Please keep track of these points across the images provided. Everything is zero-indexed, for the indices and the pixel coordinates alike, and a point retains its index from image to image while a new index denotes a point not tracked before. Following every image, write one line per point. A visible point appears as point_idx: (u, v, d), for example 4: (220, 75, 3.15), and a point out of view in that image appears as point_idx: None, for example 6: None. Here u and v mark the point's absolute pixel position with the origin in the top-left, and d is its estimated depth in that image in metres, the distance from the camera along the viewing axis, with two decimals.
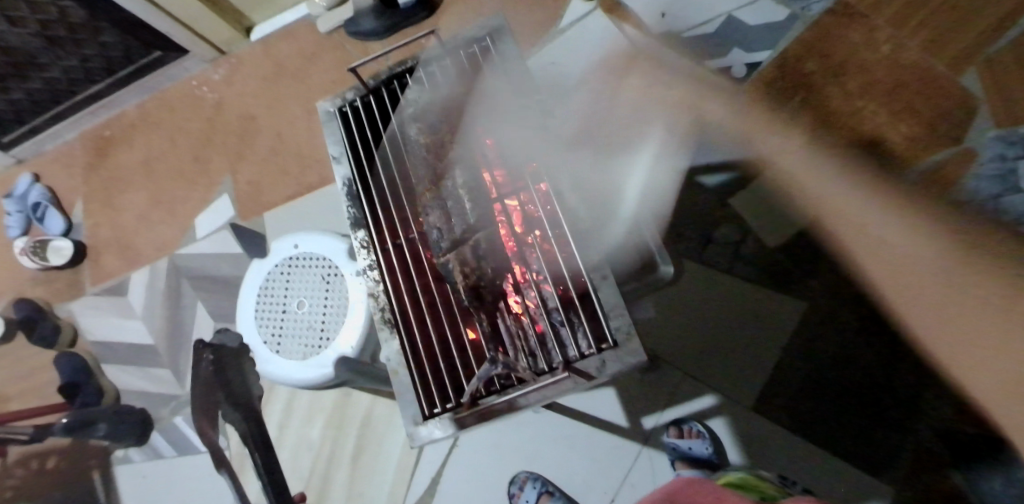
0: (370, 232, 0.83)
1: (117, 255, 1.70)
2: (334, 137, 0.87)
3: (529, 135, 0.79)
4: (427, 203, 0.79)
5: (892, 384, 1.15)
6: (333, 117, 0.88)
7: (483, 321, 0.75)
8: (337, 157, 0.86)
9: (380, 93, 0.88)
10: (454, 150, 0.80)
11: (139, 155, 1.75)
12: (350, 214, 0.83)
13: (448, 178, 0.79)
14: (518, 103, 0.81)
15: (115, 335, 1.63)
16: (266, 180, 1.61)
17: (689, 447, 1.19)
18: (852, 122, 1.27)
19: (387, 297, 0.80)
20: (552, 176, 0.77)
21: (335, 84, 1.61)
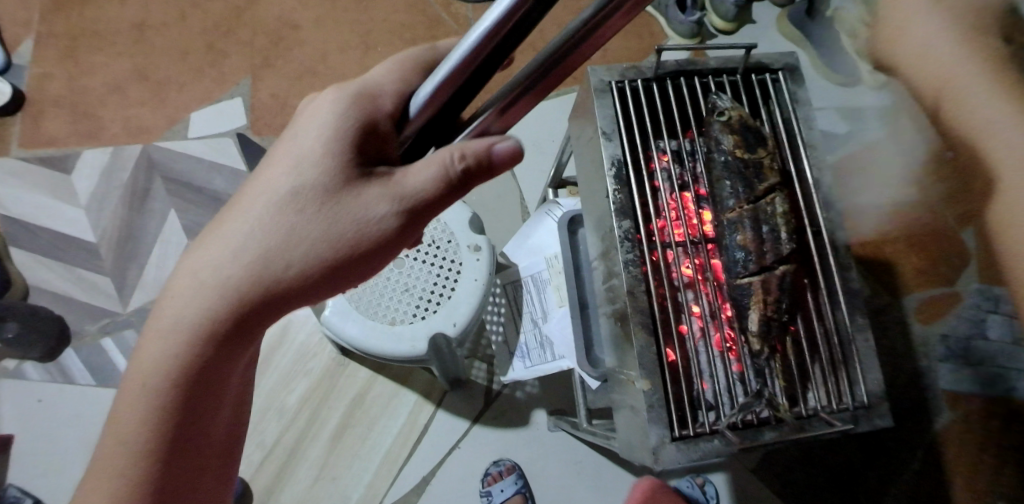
0: (635, 226, 0.72)
1: (67, 120, 1.35)
2: (607, 112, 0.73)
3: (812, 184, 0.75)
4: (736, 219, 0.72)
5: (866, 475, 1.32)
6: (608, 90, 0.74)
7: (763, 352, 0.71)
8: (607, 133, 0.73)
9: (662, 83, 0.76)
10: (773, 175, 0.73)
11: (132, 15, 1.42)
12: (616, 199, 0.72)
13: (764, 202, 0.72)
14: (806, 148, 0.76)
15: (42, 218, 1.30)
16: (296, 99, 1.40)
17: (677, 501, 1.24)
18: (878, 242, 1.45)
19: (647, 298, 0.70)
20: (833, 231, 0.73)
21: (405, 28, 1.47)
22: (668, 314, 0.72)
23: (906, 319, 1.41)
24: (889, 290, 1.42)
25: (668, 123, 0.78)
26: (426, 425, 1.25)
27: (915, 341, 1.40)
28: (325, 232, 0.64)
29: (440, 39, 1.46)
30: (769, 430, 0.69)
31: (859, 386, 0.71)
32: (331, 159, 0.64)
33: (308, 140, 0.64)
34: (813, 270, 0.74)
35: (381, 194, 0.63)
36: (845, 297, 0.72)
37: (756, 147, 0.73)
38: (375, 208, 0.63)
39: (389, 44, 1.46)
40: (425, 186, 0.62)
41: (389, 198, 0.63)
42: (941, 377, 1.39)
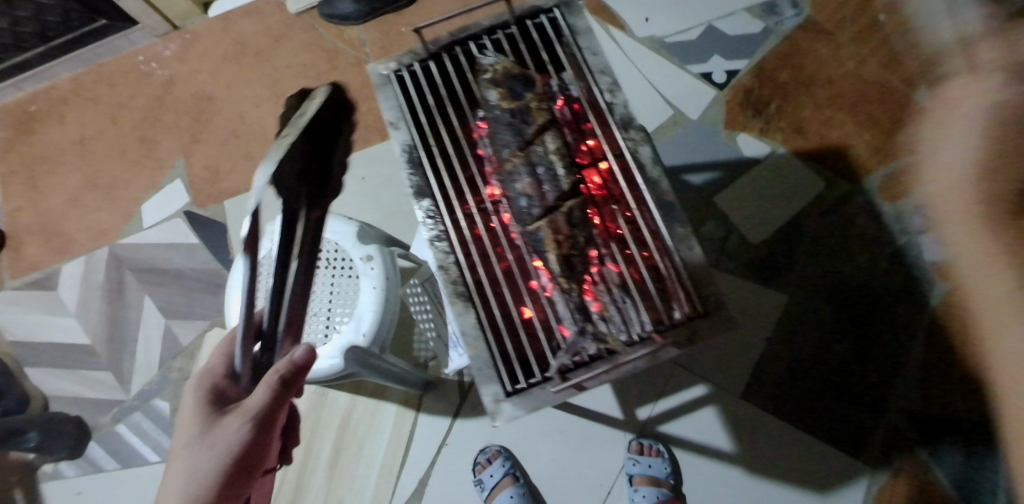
0: (434, 201, 0.72)
1: (43, 242, 1.49)
2: (390, 102, 0.74)
3: (604, 110, 0.72)
4: (514, 169, 0.69)
5: (866, 370, 1.26)
6: (387, 80, 0.76)
7: (575, 289, 0.68)
8: (393, 121, 0.74)
9: (440, 58, 0.76)
10: (543, 115, 0.70)
11: (72, 133, 1.55)
12: (412, 183, 0.72)
13: (536, 144, 0.70)
14: (591, 77, 0.73)
15: (41, 334, 1.44)
16: (226, 164, 1.49)
17: (648, 464, 1.21)
18: (822, 130, 1.38)
19: (456, 269, 0.70)
20: (633, 149, 0.71)
21: (307, 67, 1.53)
22: (485, 277, 0.71)
23: (873, 202, 1.33)
24: (845, 177, 1.35)
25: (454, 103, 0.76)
26: (412, 432, 1.30)
27: (887, 220, 1.32)
28: (213, 469, 0.67)
29: (341, 68, 1.52)
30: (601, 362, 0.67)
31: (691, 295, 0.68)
32: (195, 423, 0.69)
33: (180, 426, 0.70)
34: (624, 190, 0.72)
35: (237, 421, 0.68)
36: (656, 209, 0.70)
37: (523, 93, 0.71)
38: (235, 432, 0.68)
39: (297, 86, 1.52)
40: (265, 395, 0.68)
41: (243, 419, 0.68)
42: (926, 249, 1.29)
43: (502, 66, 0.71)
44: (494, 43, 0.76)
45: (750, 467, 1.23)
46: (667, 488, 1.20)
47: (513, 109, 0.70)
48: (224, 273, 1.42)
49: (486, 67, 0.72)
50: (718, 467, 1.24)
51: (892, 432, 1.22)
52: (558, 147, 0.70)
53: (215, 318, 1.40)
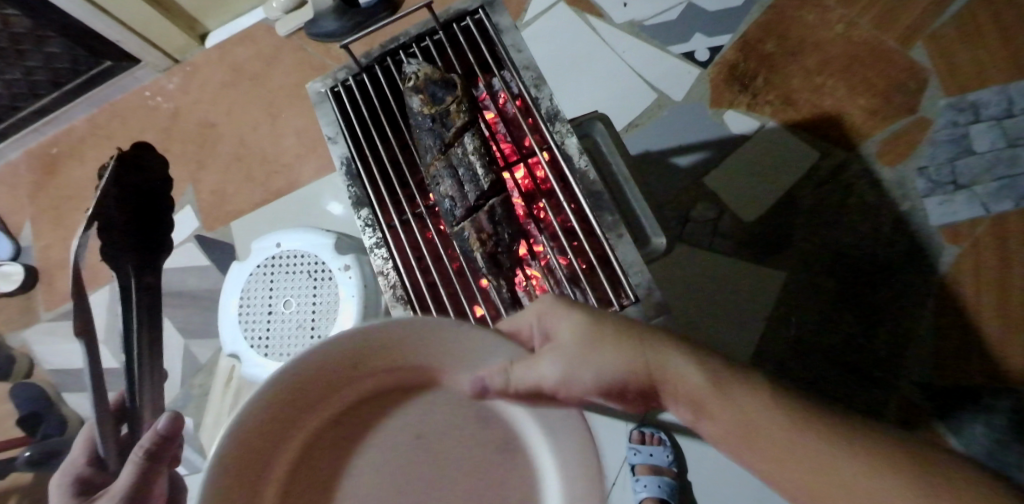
0: (374, 211, 0.76)
1: (72, 276, 1.59)
2: (328, 119, 0.79)
3: (531, 105, 0.74)
4: (436, 172, 0.73)
5: (873, 342, 1.21)
6: (325, 97, 0.80)
7: (503, 285, 0.72)
8: (332, 137, 0.78)
9: (374, 71, 0.80)
10: (461, 117, 0.73)
11: (91, 170, 1.65)
12: (350, 193, 0.76)
13: (456, 147, 0.73)
14: (517, 73, 0.75)
15: (74, 361, 1.53)
16: (231, 187, 1.56)
17: (649, 453, 1.21)
18: (814, 98, 1.33)
19: (396, 273, 0.74)
20: (559, 142, 0.73)
21: (300, 87, 1.59)
22: (426, 280, 0.75)
23: (871, 168, 1.27)
24: (841, 145, 1.30)
25: (389, 117, 0.80)
26: None
27: (889, 187, 1.26)
28: None
29: None
30: None
31: (623, 285, 0.69)
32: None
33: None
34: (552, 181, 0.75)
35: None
36: (584, 198, 0.71)
37: (443, 97, 0.73)
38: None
39: (291, 106, 1.58)
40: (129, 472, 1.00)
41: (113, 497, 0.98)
42: (933, 214, 1.23)
43: (423, 73, 0.74)
44: (422, 50, 0.79)
45: None
46: (671, 476, 1.18)
47: (435, 113, 0.73)
48: None
49: (409, 76, 0.75)
50: (724, 451, 1.22)
51: (908, 404, 1.17)
52: (477, 148, 0.72)
53: None
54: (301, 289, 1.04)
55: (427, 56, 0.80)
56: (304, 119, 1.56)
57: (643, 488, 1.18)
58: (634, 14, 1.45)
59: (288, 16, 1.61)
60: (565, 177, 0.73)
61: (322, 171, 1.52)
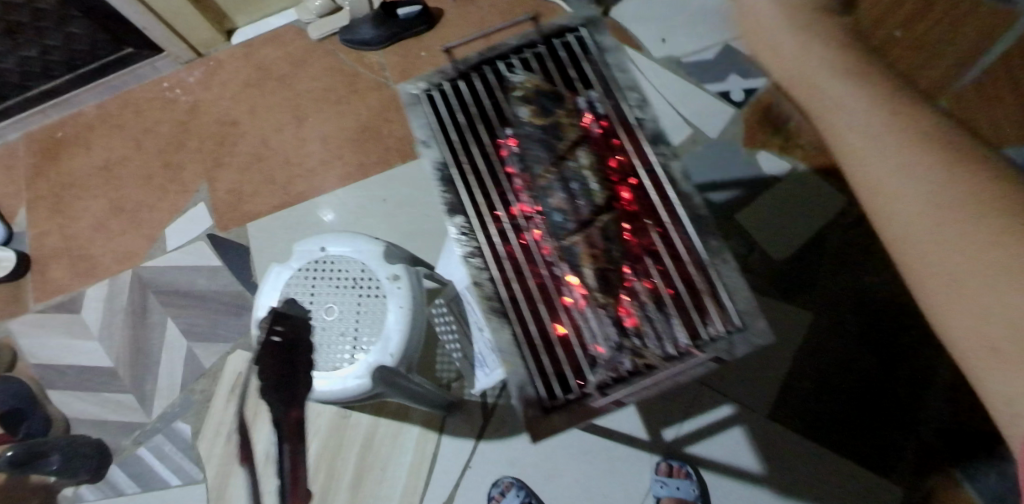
0: (468, 219, 0.77)
1: (68, 268, 1.51)
2: (421, 121, 0.82)
3: (635, 125, 0.76)
4: (548, 184, 0.75)
5: (895, 387, 1.24)
6: (418, 99, 0.83)
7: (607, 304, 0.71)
8: (425, 141, 0.81)
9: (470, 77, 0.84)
10: (573, 131, 0.77)
11: (97, 159, 1.58)
12: (446, 200, 0.78)
13: (569, 159, 0.76)
14: (620, 92, 0.78)
15: (63, 357, 1.45)
16: (249, 188, 1.51)
17: (676, 486, 1.19)
18: None
19: (491, 284, 0.74)
20: (663, 163, 0.74)
21: (328, 91, 1.56)
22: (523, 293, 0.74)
23: None
24: None
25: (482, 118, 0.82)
26: (435, 452, 1.29)
27: None
28: None
29: (362, 91, 1.54)
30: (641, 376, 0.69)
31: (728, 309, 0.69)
32: None
33: None
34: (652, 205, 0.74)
35: None
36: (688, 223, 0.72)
37: (553, 109, 0.78)
38: None
39: (319, 110, 1.55)
40: None
41: None
42: None
43: (533, 86, 0.79)
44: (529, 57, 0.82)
45: (782, 491, 1.21)
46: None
47: (544, 124, 0.78)
48: (247, 295, 1.44)
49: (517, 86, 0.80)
50: (746, 487, 1.22)
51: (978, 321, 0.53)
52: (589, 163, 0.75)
53: (238, 340, 1.41)
54: (346, 296, 1.00)
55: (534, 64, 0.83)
56: (331, 124, 1.53)
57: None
58: (673, 49, 1.49)
59: (321, 21, 1.59)
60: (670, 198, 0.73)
61: (346, 177, 1.49)
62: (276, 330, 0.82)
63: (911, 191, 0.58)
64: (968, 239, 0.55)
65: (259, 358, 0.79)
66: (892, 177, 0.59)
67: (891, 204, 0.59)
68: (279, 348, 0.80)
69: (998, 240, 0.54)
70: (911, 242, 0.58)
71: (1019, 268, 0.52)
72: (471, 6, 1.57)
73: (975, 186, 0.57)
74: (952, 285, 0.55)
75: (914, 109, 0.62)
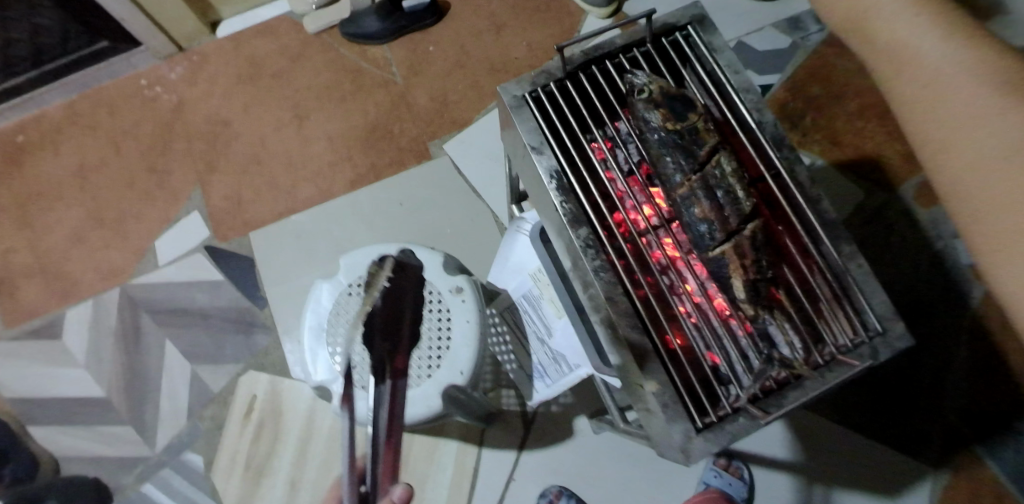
0: (591, 230, 0.71)
1: (43, 287, 1.35)
2: (529, 127, 0.74)
3: (755, 130, 0.72)
4: (690, 193, 0.69)
5: (919, 373, 1.29)
6: (524, 103, 0.75)
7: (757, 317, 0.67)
8: (536, 147, 0.73)
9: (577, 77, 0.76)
10: (711, 135, 0.69)
11: (69, 164, 1.42)
12: (566, 210, 0.71)
13: (710, 165, 0.69)
14: (737, 94, 0.74)
15: (47, 388, 1.30)
16: (249, 193, 1.40)
17: (727, 482, 1.20)
18: (857, 140, 1.42)
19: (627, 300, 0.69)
20: (790, 167, 0.70)
21: (331, 88, 1.46)
22: (651, 302, 0.70)
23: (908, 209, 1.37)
24: (882, 186, 1.39)
25: (594, 120, 0.76)
26: (476, 466, 1.24)
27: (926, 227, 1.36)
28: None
29: (368, 88, 1.46)
30: (790, 389, 0.67)
31: (864, 311, 0.67)
32: None
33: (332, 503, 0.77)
34: (782, 211, 0.71)
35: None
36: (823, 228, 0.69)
37: (685, 112, 0.69)
38: None
39: (322, 108, 1.45)
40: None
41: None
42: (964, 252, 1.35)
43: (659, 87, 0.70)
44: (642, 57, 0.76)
45: (823, 479, 1.24)
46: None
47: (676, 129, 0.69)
48: (254, 310, 1.32)
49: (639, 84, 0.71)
50: (790, 478, 1.24)
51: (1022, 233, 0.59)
52: (732, 167, 0.68)
53: (248, 360, 1.30)
54: None
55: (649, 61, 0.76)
56: (337, 123, 1.44)
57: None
58: None
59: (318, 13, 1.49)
60: (810, 205, 0.70)
61: (358, 181, 1.40)
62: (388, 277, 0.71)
63: (995, 125, 0.61)
64: (1007, 174, 0.60)
65: (375, 302, 0.70)
66: (957, 114, 0.63)
67: (925, 131, 0.66)
68: (394, 297, 0.71)
69: (998, 103, 0.62)
70: (935, 131, 0.65)
71: (1005, 167, 0.60)
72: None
73: (1000, 98, 0.62)
74: (1001, 245, 0.60)
75: (977, 42, 0.66)
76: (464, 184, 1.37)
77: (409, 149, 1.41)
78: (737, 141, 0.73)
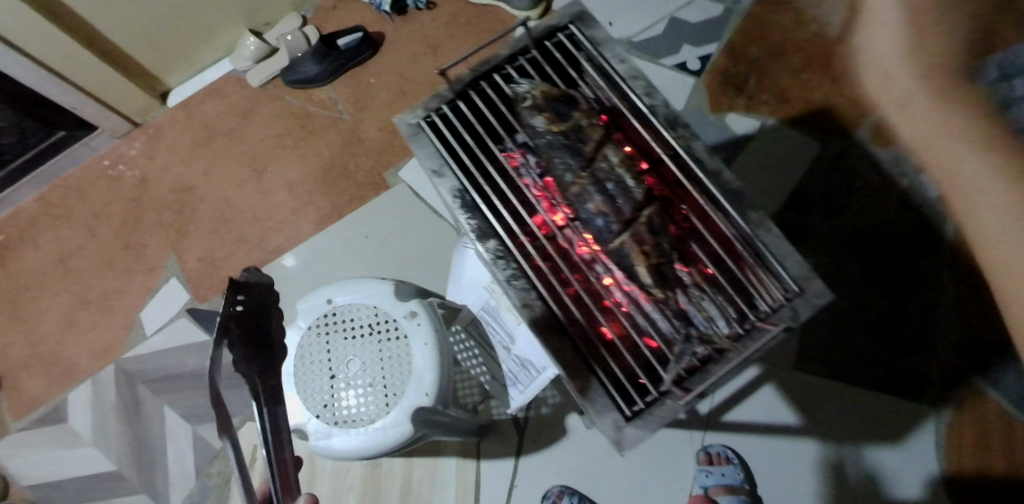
0: (501, 241, 0.76)
1: (42, 376, 1.40)
2: (428, 150, 0.80)
3: (649, 112, 0.77)
4: (582, 189, 0.74)
5: (907, 314, 1.27)
6: (419, 128, 0.81)
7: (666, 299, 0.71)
8: (436, 170, 0.79)
9: (467, 94, 0.82)
10: (596, 130, 0.75)
11: (49, 254, 1.47)
12: (473, 226, 0.77)
13: (598, 159, 0.75)
14: (626, 82, 0.78)
15: (60, 471, 1.35)
16: (221, 252, 1.44)
17: (722, 473, 1.19)
18: (804, 94, 1.41)
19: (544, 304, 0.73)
20: (686, 142, 0.75)
21: (283, 137, 1.50)
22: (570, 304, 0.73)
23: (867, 151, 1.37)
24: (836, 134, 1.39)
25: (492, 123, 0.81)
26: (478, 480, 1.25)
27: (886, 166, 1.36)
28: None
29: (319, 130, 1.49)
30: (715, 364, 0.68)
31: (783, 276, 0.70)
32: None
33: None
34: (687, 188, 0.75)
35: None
36: (726, 200, 0.72)
37: (569, 112, 0.76)
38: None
39: (278, 158, 1.48)
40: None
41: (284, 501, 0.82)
42: (930, 186, 1.33)
43: (542, 91, 0.77)
44: (530, 61, 0.82)
45: (823, 437, 1.22)
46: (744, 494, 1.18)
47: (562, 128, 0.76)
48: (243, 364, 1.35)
49: (525, 94, 0.77)
50: (790, 442, 1.23)
51: None
52: (619, 158, 0.75)
53: (245, 413, 1.34)
54: (371, 345, 0.96)
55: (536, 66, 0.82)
56: (295, 170, 1.47)
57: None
58: (625, 28, 1.50)
59: (259, 66, 1.53)
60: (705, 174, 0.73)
61: (324, 221, 1.43)
62: (240, 299, 0.88)
63: None
64: None
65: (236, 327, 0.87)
66: None
67: None
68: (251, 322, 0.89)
69: None
70: None
71: None
72: (413, 23, 1.53)
73: None
74: None
75: None
76: (424, 206, 1.39)
77: (367, 182, 1.44)
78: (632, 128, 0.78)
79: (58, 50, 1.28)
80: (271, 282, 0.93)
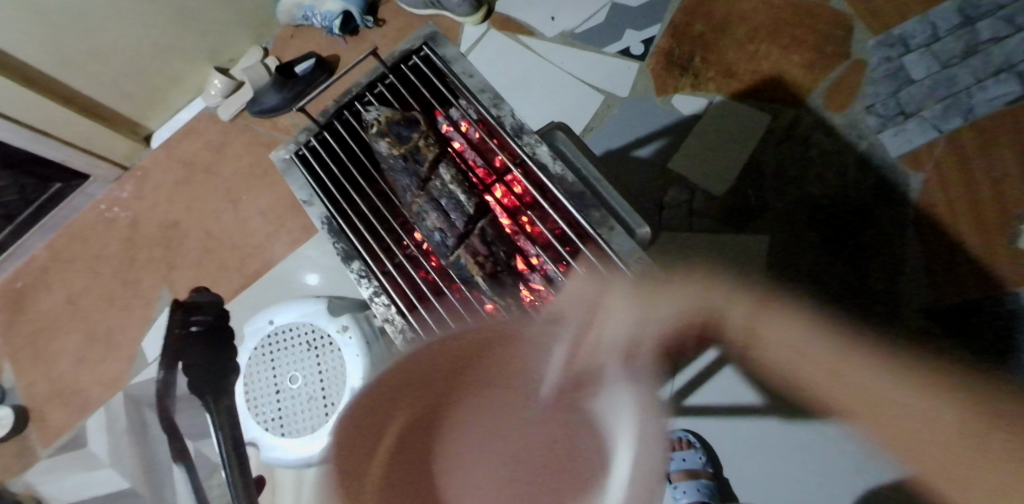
0: (364, 261, 0.85)
1: (63, 407, 1.54)
2: (300, 183, 0.90)
3: (495, 124, 0.84)
4: (421, 208, 0.83)
5: (871, 281, 1.23)
6: (291, 163, 0.92)
7: (509, 302, 0.78)
8: (308, 200, 0.89)
9: (333, 127, 0.92)
10: (431, 151, 0.84)
11: (61, 297, 1.61)
12: (340, 249, 0.86)
13: (433, 179, 0.84)
14: (475, 97, 0.86)
15: (84, 491, 1.48)
16: (207, 280, 1.54)
17: (683, 458, 1.22)
18: (751, 66, 1.38)
19: (403, 316, 0.81)
20: (530, 153, 0.82)
21: (254, 166, 1.58)
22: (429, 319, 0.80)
23: (821, 118, 1.32)
24: (788, 103, 1.35)
25: (357, 164, 0.91)
26: None
27: (843, 131, 1.31)
28: None
29: None
30: None
31: (622, 271, 0.76)
32: None
33: None
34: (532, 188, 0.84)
35: None
36: (567, 202, 0.80)
37: (409, 135, 0.84)
38: None
39: (251, 186, 1.57)
40: None
41: None
42: (889, 146, 1.28)
43: (387, 118, 0.85)
44: (378, 96, 0.91)
45: (790, 414, 1.20)
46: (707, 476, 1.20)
47: (405, 151, 0.84)
48: None
49: (374, 122, 0.85)
50: (756, 423, 1.21)
51: None
52: (453, 176, 0.84)
53: None
54: (310, 359, 1.02)
55: (385, 99, 0.91)
56: (267, 196, 1.55)
57: (683, 495, 1.20)
58: (572, 19, 1.50)
59: (227, 100, 1.61)
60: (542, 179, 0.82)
61: (296, 242, 1.50)
62: (195, 321, 0.92)
63: None
64: None
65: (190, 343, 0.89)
66: None
67: None
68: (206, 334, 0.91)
69: None
70: None
71: None
72: (364, 42, 1.59)
73: None
74: None
75: None
76: None
77: None
78: (487, 145, 0.86)
79: (43, 113, 1.40)
80: (221, 303, 0.98)
